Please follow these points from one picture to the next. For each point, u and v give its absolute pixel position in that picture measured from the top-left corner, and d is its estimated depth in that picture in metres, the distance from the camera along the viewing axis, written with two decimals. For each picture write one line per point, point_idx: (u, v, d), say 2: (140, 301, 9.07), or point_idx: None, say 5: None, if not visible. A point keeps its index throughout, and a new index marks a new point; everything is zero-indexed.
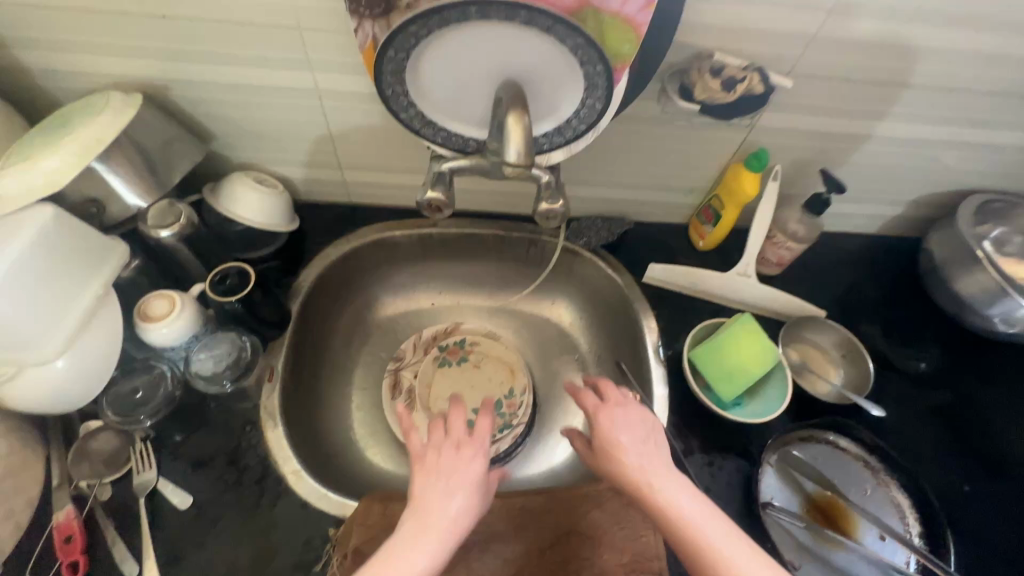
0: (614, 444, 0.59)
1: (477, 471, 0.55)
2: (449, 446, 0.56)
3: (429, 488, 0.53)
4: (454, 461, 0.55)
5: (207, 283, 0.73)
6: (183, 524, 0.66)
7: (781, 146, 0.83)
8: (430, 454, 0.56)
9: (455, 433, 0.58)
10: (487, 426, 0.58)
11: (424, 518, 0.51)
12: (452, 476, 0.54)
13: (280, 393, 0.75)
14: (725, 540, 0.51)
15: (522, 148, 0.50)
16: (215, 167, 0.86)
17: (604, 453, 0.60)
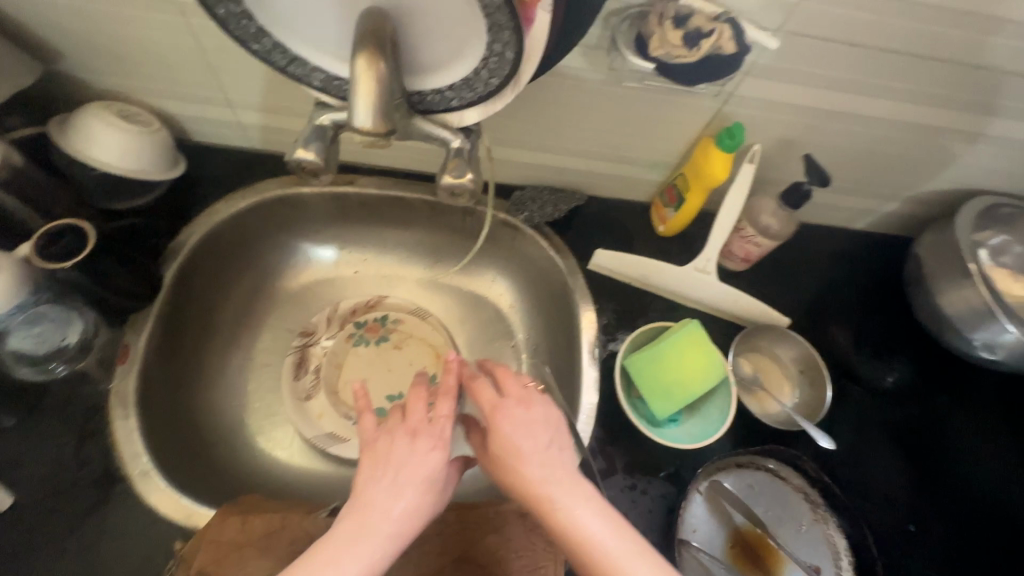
0: (512, 453, 0.47)
1: (436, 464, 0.46)
2: (403, 433, 0.48)
3: (374, 481, 0.45)
4: (407, 451, 0.47)
5: (31, 243, 0.58)
6: (2, 527, 0.56)
7: (761, 122, 0.68)
8: (379, 441, 0.48)
9: (412, 419, 0.49)
10: (449, 412, 0.50)
11: (368, 516, 0.43)
12: (405, 468, 0.46)
13: (137, 376, 0.63)
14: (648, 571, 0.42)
15: (376, 108, 0.37)
16: (73, 93, 0.70)
17: (503, 465, 0.48)
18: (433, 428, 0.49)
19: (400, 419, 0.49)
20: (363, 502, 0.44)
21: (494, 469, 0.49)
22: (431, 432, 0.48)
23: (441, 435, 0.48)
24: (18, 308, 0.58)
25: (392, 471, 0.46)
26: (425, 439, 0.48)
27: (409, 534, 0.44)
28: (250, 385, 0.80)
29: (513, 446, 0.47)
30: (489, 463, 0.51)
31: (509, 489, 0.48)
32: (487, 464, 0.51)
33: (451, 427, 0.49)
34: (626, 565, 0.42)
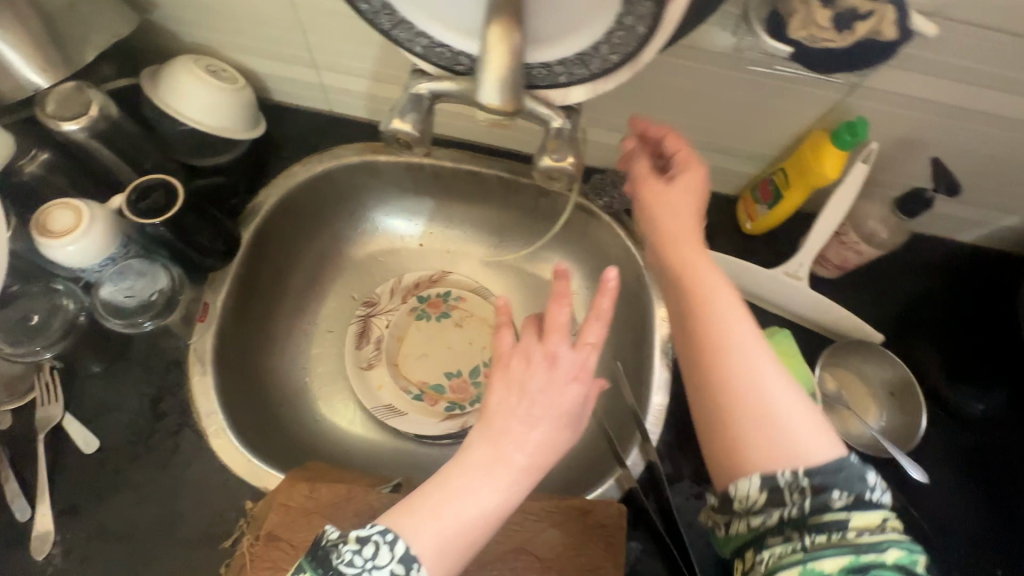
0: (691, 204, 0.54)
1: (576, 396, 0.46)
2: (541, 357, 0.46)
3: (509, 409, 0.46)
4: (547, 381, 0.46)
5: (125, 199, 0.59)
6: (88, 469, 0.59)
7: (888, 118, 0.61)
8: (515, 363, 0.47)
9: (550, 341, 0.47)
10: (595, 339, 0.47)
11: (504, 446, 0.45)
12: (543, 396, 0.46)
13: (214, 335, 0.64)
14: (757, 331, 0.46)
15: (504, 81, 0.34)
16: (163, 45, 0.69)
17: (675, 201, 0.54)
18: (574, 357, 0.47)
19: (537, 341, 0.48)
20: (500, 430, 0.45)
21: (655, 206, 0.56)
22: (572, 363, 0.46)
23: (583, 368, 0.47)
24: (109, 259, 0.59)
25: (528, 401, 0.46)
26: (564, 368, 0.46)
27: (545, 459, 0.45)
28: (314, 351, 0.79)
29: (688, 195, 0.54)
30: (646, 199, 0.57)
31: (661, 220, 0.54)
32: (645, 197, 0.57)
33: (595, 357, 0.47)
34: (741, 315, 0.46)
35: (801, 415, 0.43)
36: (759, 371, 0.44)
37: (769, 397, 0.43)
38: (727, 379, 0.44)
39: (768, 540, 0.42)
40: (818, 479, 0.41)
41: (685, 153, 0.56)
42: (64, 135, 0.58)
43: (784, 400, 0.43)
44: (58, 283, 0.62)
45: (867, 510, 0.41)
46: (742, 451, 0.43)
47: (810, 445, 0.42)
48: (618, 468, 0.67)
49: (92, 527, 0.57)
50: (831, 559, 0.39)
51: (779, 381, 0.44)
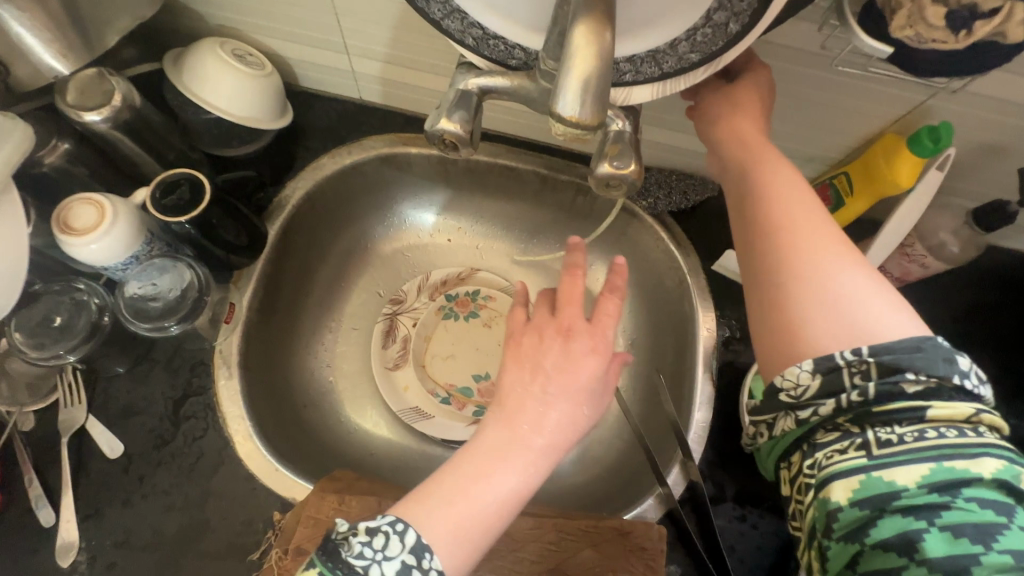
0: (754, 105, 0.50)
1: (595, 368, 0.45)
2: (556, 333, 0.47)
3: (524, 390, 0.44)
4: (562, 357, 0.45)
5: (149, 193, 0.56)
6: (112, 473, 0.57)
7: (975, 123, 0.55)
8: (529, 343, 0.47)
9: (565, 319, 0.48)
10: (612, 313, 0.49)
11: (519, 427, 0.43)
12: (558, 372, 0.45)
13: (240, 336, 0.61)
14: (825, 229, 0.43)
15: (588, 87, 0.30)
16: (185, 27, 0.65)
17: (737, 102, 0.50)
18: (590, 331, 0.47)
19: (550, 319, 0.49)
20: (514, 410, 0.43)
21: (719, 115, 0.51)
22: (588, 337, 0.47)
23: (599, 343, 0.47)
24: (132, 257, 0.56)
25: (543, 378, 0.45)
26: (580, 343, 0.46)
27: (562, 439, 0.43)
28: (339, 349, 0.76)
29: (756, 101, 0.50)
30: (707, 105, 0.52)
31: (727, 124, 0.50)
32: (704, 105, 0.52)
33: (611, 330, 0.48)
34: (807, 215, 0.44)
35: (868, 297, 0.40)
36: (823, 255, 0.41)
37: (832, 277, 0.40)
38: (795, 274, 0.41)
39: (820, 438, 0.40)
40: (887, 358, 0.37)
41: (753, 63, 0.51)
42: (85, 126, 0.54)
43: (848, 284, 0.40)
44: (82, 281, 0.60)
45: (951, 400, 0.37)
46: (796, 334, 0.40)
47: (878, 325, 0.39)
48: (658, 486, 0.63)
49: (118, 534, 0.55)
50: (902, 459, 0.36)
51: (846, 265, 0.41)
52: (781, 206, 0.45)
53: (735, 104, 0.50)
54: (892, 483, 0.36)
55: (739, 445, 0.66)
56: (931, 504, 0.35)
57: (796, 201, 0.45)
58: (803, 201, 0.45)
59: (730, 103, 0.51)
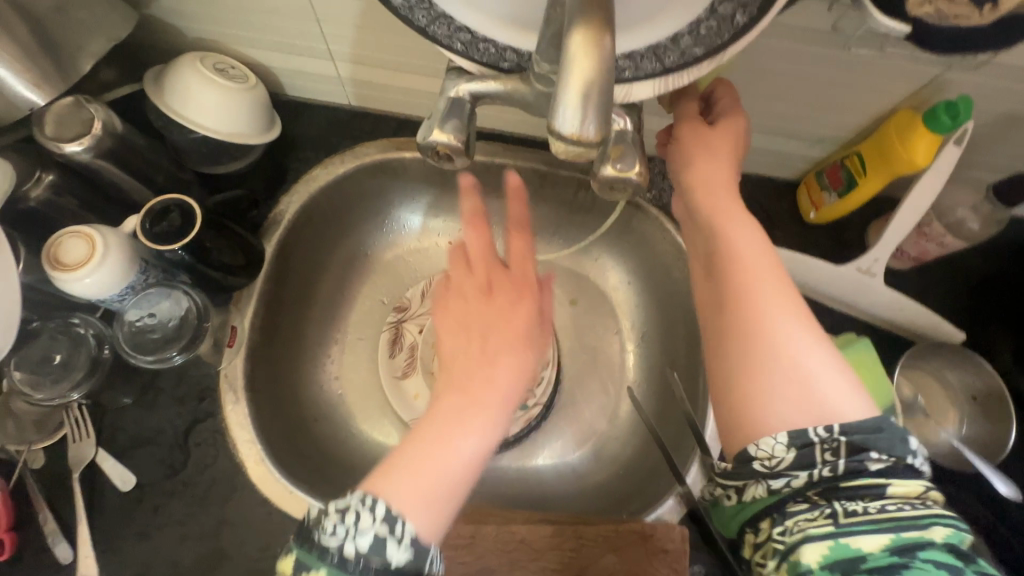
0: (721, 147, 0.48)
1: (525, 309, 0.48)
2: (477, 290, 0.49)
3: (463, 354, 0.45)
4: (490, 309, 0.48)
5: (140, 222, 0.54)
6: (125, 506, 0.56)
7: (996, 93, 0.53)
8: (455, 307, 0.49)
9: (484, 274, 0.50)
10: (525, 250, 0.52)
11: (471, 389, 0.43)
12: (491, 325, 0.47)
13: (243, 360, 0.60)
14: (779, 288, 0.40)
15: (587, 102, 0.28)
16: (164, 43, 0.62)
17: (702, 146, 0.48)
18: (509, 274, 0.51)
19: (468, 275, 0.51)
20: (461, 377, 0.44)
21: (695, 155, 0.48)
22: (511, 283, 0.50)
23: (523, 285, 0.50)
24: (128, 288, 0.54)
25: (480, 337, 0.46)
26: (504, 292, 0.49)
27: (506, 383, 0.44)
28: (344, 363, 0.74)
29: (728, 145, 0.48)
30: (679, 141, 0.49)
31: (695, 168, 0.48)
32: (682, 141, 0.49)
33: (530, 270, 0.51)
34: (758, 271, 0.41)
35: (833, 371, 0.37)
36: (790, 321, 0.39)
37: (796, 348, 0.38)
38: (760, 344, 0.38)
39: (790, 506, 0.36)
40: (853, 437, 0.35)
41: (731, 98, 0.50)
42: (67, 157, 0.52)
43: (813, 355, 0.37)
44: (77, 316, 0.59)
45: (904, 477, 0.35)
46: (763, 407, 0.37)
47: (840, 402, 0.36)
48: (678, 486, 0.62)
49: (138, 566, 0.55)
50: (864, 529, 0.34)
51: (814, 334, 0.38)
52: (742, 265, 0.42)
53: (700, 148, 0.48)
54: (857, 548, 0.34)
55: None
56: (891, 566, 0.33)
57: (756, 257, 0.42)
58: (768, 265, 0.42)
59: (701, 141, 0.48)
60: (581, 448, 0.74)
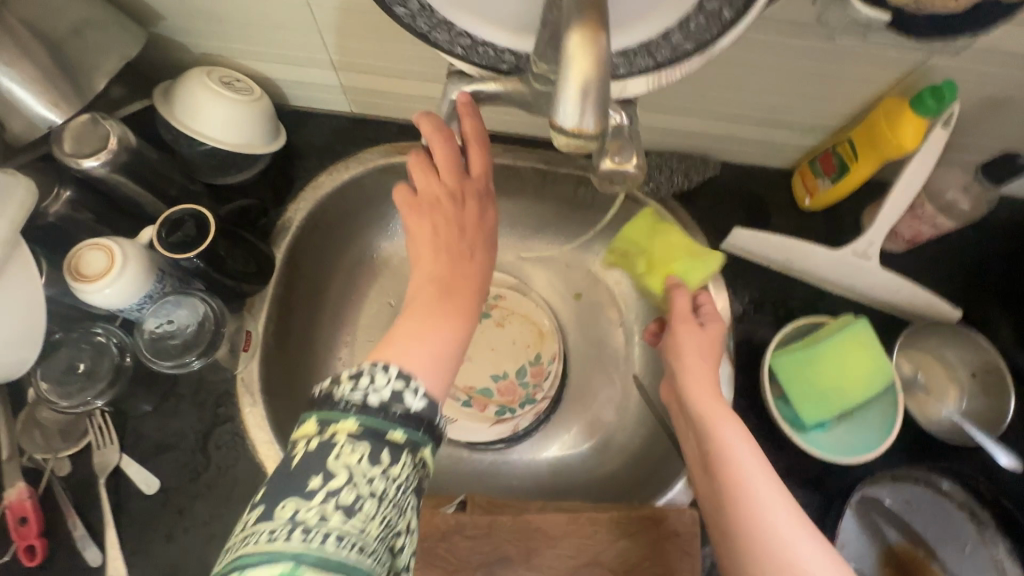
0: (704, 344, 0.60)
1: (488, 217, 0.51)
2: (445, 199, 0.50)
3: (435, 258, 0.48)
4: (457, 222, 0.49)
5: (155, 232, 0.56)
6: (150, 508, 0.58)
7: (980, 75, 0.54)
8: (424, 216, 0.50)
9: (449, 183, 0.51)
10: (483, 161, 0.52)
11: (445, 289, 0.46)
12: (458, 232, 0.49)
13: (259, 363, 0.62)
14: (756, 463, 0.47)
15: (586, 98, 0.30)
16: (172, 58, 0.64)
17: (687, 350, 0.59)
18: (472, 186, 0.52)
19: (436, 182, 0.51)
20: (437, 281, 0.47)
21: (684, 353, 0.59)
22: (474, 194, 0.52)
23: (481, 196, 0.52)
24: (146, 297, 0.56)
25: (452, 246, 0.48)
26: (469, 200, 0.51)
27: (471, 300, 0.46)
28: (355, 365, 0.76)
29: (710, 346, 0.60)
30: (676, 338, 0.60)
31: (683, 361, 0.58)
32: (675, 336, 0.61)
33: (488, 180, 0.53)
34: (739, 453, 0.48)
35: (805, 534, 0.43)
36: (772, 506, 0.44)
37: (780, 531, 0.43)
38: (750, 529, 0.44)
39: None
40: None
41: (713, 306, 0.63)
42: (84, 172, 0.54)
43: (789, 526, 0.43)
44: (99, 326, 0.61)
45: None
46: None
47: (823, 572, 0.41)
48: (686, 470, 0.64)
49: (165, 567, 0.57)
50: None
51: (801, 514, 0.44)
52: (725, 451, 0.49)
53: (686, 342, 0.59)
54: None
55: (763, 422, 0.66)
56: None
57: (737, 441, 0.49)
58: (747, 447, 0.48)
59: (693, 343, 0.59)
60: (590, 438, 0.76)
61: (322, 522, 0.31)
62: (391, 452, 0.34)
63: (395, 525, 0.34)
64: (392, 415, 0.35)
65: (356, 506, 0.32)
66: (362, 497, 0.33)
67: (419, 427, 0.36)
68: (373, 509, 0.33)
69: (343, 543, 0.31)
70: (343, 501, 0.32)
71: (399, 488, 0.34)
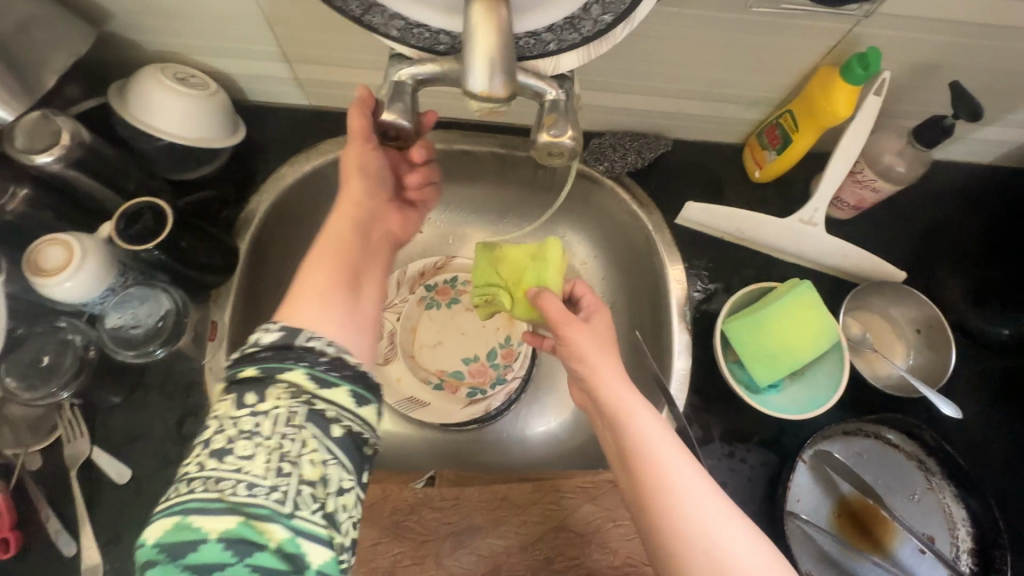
0: (601, 336, 0.55)
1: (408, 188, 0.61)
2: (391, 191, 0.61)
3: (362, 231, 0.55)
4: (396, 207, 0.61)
5: (113, 225, 0.57)
6: (124, 498, 0.59)
7: (903, 42, 0.57)
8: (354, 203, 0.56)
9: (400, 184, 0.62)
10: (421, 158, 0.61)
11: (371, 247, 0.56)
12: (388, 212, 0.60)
13: (226, 351, 0.63)
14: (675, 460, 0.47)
15: (494, 64, 0.32)
16: (127, 57, 0.65)
17: (576, 351, 0.54)
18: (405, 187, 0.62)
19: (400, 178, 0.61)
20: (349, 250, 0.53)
21: (579, 355, 0.53)
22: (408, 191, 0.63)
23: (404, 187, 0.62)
24: (108, 290, 0.57)
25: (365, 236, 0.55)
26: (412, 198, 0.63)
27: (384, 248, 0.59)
28: None
29: (608, 330, 0.57)
30: (569, 343, 0.54)
31: (583, 363, 0.53)
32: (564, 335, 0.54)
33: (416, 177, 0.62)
34: (660, 454, 0.47)
35: (739, 523, 0.45)
36: (699, 504, 0.45)
37: (706, 527, 0.44)
38: (677, 529, 0.44)
39: None
40: None
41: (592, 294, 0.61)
42: (40, 168, 0.55)
43: (728, 523, 0.44)
44: (64, 321, 0.62)
45: None
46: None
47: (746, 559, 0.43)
48: None
49: None
50: None
51: (722, 498, 0.46)
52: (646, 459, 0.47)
53: (580, 341, 0.54)
54: None
55: (721, 387, 0.68)
56: None
57: (652, 440, 0.48)
58: (664, 445, 0.48)
59: (592, 335, 0.55)
60: (559, 414, 0.78)
61: (204, 469, 0.36)
62: (255, 392, 0.39)
63: (288, 451, 0.37)
64: (252, 361, 0.40)
65: (229, 447, 0.36)
66: (235, 437, 0.37)
67: (279, 356, 0.40)
68: (248, 445, 0.37)
69: (224, 480, 0.35)
70: (219, 446, 0.37)
71: (273, 414, 0.37)
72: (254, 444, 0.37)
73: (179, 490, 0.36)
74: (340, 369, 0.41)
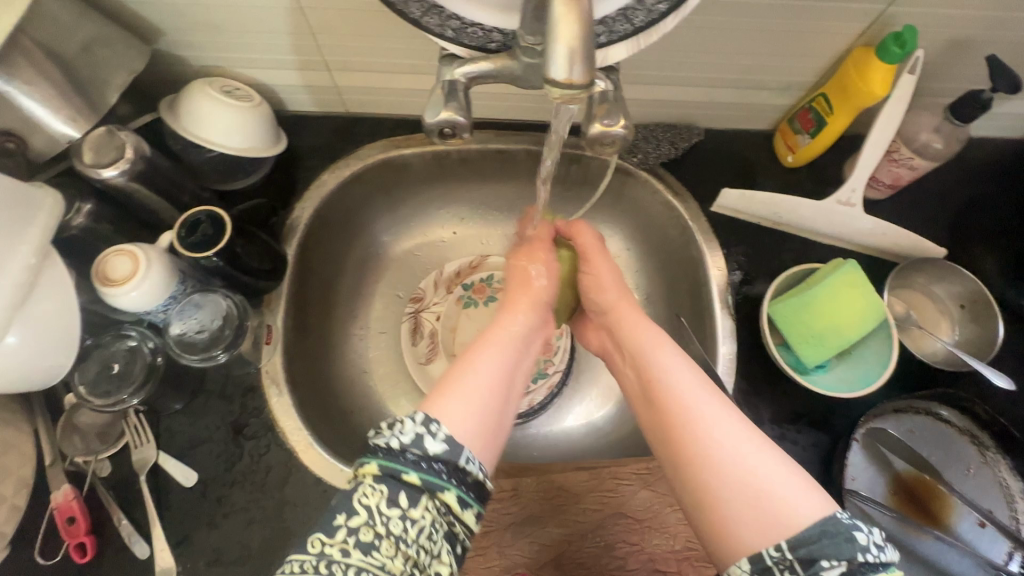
0: (614, 289, 0.60)
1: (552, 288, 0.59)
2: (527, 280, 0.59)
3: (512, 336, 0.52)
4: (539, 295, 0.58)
5: (175, 234, 0.59)
6: (192, 501, 0.60)
7: (937, 18, 0.57)
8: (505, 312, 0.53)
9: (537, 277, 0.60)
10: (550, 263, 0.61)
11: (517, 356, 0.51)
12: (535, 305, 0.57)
13: (282, 354, 0.65)
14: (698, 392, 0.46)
15: (576, 52, 0.33)
16: (172, 73, 0.67)
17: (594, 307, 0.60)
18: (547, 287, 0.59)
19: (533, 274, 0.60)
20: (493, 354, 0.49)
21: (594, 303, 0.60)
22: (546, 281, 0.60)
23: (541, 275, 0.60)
24: (171, 298, 0.59)
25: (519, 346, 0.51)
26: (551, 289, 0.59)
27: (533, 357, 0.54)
28: (372, 354, 0.78)
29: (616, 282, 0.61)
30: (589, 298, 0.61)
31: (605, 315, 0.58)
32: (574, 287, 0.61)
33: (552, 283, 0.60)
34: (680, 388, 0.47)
35: (750, 436, 0.43)
36: (732, 439, 0.42)
37: (742, 462, 0.41)
38: (707, 463, 0.42)
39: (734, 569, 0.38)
40: (805, 550, 0.36)
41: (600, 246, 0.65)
42: (104, 182, 0.57)
43: (735, 430, 0.43)
44: (129, 330, 0.63)
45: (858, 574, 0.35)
46: (727, 528, 0.40)
47: (780, 489, 0.39)
48: None
49: (210, 554, 0.59)
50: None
51: (753, 434, 0.43)
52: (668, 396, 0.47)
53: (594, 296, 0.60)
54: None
55: (767, 370, 0.68)
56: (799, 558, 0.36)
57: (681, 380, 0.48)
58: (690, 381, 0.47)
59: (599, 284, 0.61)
60: (602, 406, 0.79)
61: (345, 554, 0.37)
62: (407, 494, 0.38)
63: (421, 562, 0.38)
64: (413, 466, 0.39)
65: (374, 543, 0.37)
66: (380, 537, 0.37)
67: (441, 471, 0.39)
68: (390, 546, 0.37)
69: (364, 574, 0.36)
70: (362, 538, 0.37)
71: (422, 525, 0.38)
72: (395, 548, 0.37)
73: (316, 566, 0.36)
74: (478, 492, 0.41)
